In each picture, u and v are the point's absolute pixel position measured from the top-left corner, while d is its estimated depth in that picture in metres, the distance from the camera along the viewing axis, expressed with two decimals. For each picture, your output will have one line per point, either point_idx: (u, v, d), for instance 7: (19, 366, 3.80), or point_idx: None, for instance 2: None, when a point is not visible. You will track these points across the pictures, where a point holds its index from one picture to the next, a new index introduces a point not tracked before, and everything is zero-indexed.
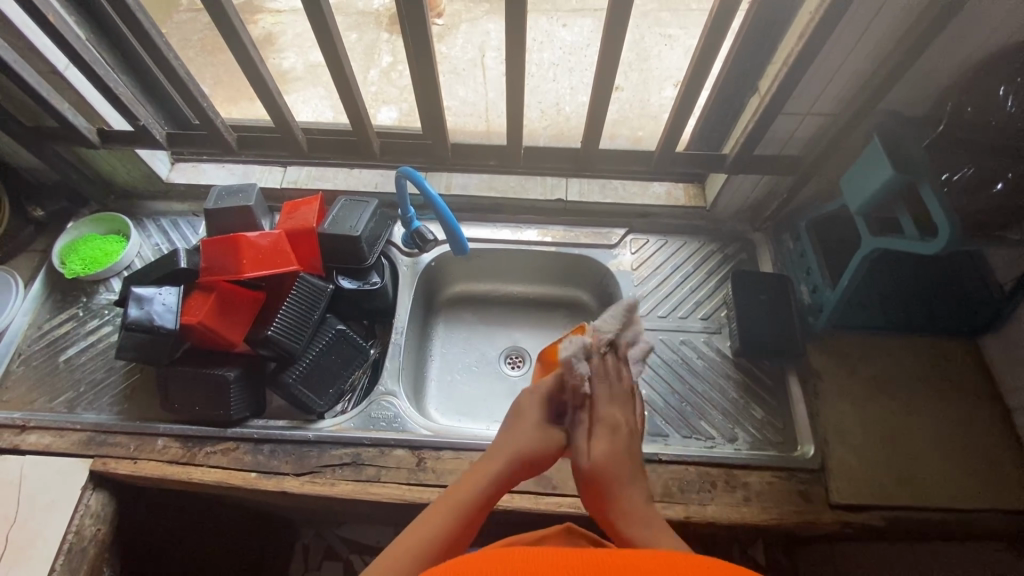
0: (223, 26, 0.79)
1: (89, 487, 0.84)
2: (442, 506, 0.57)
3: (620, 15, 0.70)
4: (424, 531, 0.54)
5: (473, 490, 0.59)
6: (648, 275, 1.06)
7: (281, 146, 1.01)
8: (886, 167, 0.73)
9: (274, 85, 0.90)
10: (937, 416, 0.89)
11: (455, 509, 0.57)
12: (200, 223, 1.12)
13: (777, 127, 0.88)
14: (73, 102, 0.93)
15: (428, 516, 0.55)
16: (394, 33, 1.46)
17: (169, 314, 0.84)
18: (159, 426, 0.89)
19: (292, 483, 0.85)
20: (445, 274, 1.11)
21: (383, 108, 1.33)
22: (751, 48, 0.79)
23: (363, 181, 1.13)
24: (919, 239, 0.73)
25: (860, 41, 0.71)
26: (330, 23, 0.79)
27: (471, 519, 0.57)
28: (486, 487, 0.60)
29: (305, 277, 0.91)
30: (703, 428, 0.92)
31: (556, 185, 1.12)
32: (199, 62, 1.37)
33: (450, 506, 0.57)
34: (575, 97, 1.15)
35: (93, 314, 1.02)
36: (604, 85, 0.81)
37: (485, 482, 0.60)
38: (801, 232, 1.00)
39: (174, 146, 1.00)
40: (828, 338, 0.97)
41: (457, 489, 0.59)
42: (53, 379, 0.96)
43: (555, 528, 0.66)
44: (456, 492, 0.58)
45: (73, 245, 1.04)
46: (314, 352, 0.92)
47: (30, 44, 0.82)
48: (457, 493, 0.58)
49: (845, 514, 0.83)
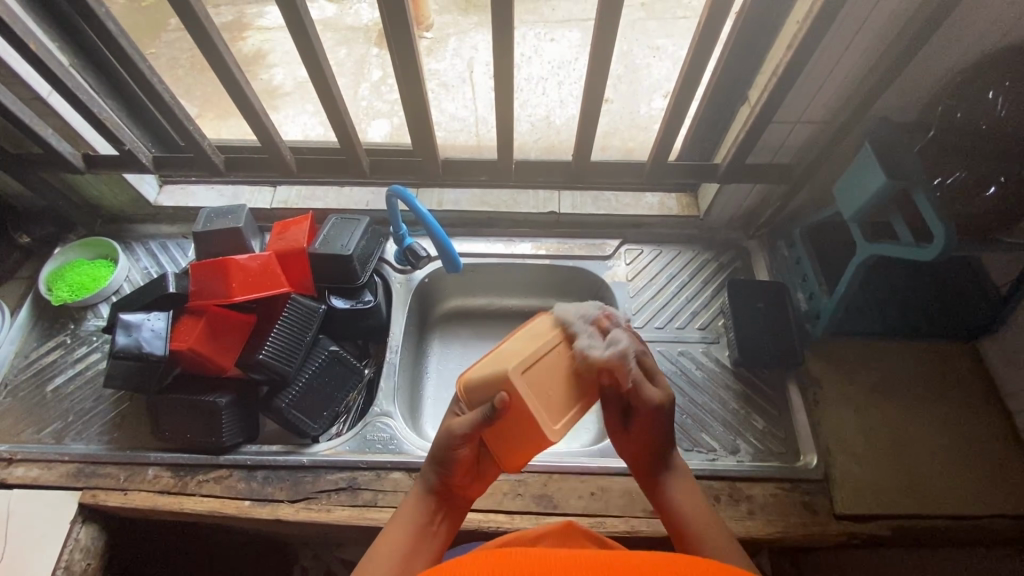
0: (207, 49, 0.79)
1: (77, 520, 0.82)
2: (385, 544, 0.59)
3: (608, 28, 0.70)
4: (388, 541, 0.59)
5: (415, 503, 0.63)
6: (644, 285, 1.05)
7: (270, 167, 1.00)
8: (878, 174, 0.72)
9: (260, 104, 0.89)
10: (939, 422, 0.89)
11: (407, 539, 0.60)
12: (190, 245, 1.10)
13: (768, 136, 0.87)
14: (59, 128, 0.92)
15: (377, 554, 0.58)
16: (381, 48, 1.48)
17: (158, 340, 0.83)
18: (150, 455, 0.88)
19: (287, 510, 0.83)
20: (439, 290, 1.10)
21: (373, 122, 1.33)
22: (739, 57, 0.79)
23: (354, 198, 1.11)
24: (915, 245, 0.72)
25: (848, 50, 0.71)
26: (316, 43, 0.78)
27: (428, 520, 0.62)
28: (424, 508, 0.63)
29: (296, 299, 0.90)
30: (705, 440, 0.90)
31: (549, 198, 1.11)
32: (187, 81, 1.37)
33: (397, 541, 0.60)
34: (565, 110, 1.15)
35: (80, 341, 1.00)
36: (594, 96, 0.80)
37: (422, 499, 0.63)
38: (795, 239, 0.99)
39: (161, 169, 0.99)
40: (828, 345, 0.96)
41: (393, 531, 0.61)
42: (40, 409, 0.94)
43: (556, 523, 0.61)
44: (406, 507, 0.63)
45: (60, 271, 1.03)
46: (307, 374, 0.90)
47: (12, 71, 0.80)
48: (406, 513, 0.62)
49: (851, 525, 0.82)
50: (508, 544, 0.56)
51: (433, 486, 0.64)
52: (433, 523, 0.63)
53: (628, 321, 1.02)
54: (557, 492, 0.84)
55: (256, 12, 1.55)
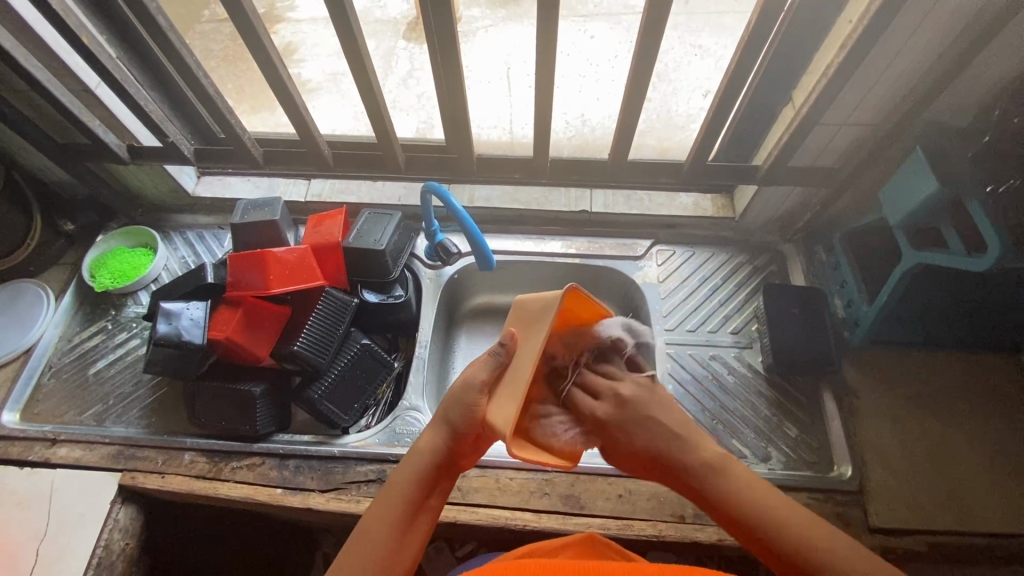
0: (252, 42, 0.80)
1: (117, 500, 0.84)
2: (385, 504, 0.60)
3: (653, 27, 0.69)
4: (385, 505, 0.60)
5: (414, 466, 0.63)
6: (675, 287, 1.04)
7: (307, 160, 1.02)
8: (930, 179, 0.70)
9: (300, 98, 0.90)
10: (982, 436, 0.86)
11: (403, 503, 0.60)
12: (226, 236, 1.12)
13: (812, 139, 0.85)
14: (105, 119, 0.94)
15: (373, 518, 0.59)
16: (410, 41, 1.48)
17: (197, 328, 0.85)
18: (186, 440, 0.90)
19: (318, 500, 0.84)
20: (468, 286, 1.10)
21: (404, 115, 1.33)
22: (785, 58, 0.77)
23: (386, 193, 1.12)
24: (966, 255, 0.70)
25: (901, 52, 0.69)
26: (358, 38, 0.79)
27: (424, 491, 0.62)
28: (423, 473, 0.63)
29: (330, 291, 0.91)
30: (735, 447, 0.89)
31: (580, 197, 1.10)
32: (221, 73, 1.39)
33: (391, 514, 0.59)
34: (597, 108, 1.14)
35: (121, 327, 1.03)
36: (636, 95, 0.79)
37: (432, 461, 0.64)
38: (835, 245, 0.97)
39: (201, 162, 1.01)
40: (866, 353, 0.93)
41: (392, 491, 0.61)
42: (82, 392, 0.97)
43: (579, 534, 0.64)
44: (404, 471, 0.63)
45: (102, 258, 1.05)
46: (339, 366, 0.92)
47: (63, 63, 0.83)
48: (405, 478, 0.62)
49: (886, 539, 0.80)
50: (531, 553, 0.60)
51: (432, 458, 0.64)
52: (427, 495, 0.63)
53: (658, 323, 1.01)
54: (585, 493, 0.84)
55: (287, 4, 1.57)
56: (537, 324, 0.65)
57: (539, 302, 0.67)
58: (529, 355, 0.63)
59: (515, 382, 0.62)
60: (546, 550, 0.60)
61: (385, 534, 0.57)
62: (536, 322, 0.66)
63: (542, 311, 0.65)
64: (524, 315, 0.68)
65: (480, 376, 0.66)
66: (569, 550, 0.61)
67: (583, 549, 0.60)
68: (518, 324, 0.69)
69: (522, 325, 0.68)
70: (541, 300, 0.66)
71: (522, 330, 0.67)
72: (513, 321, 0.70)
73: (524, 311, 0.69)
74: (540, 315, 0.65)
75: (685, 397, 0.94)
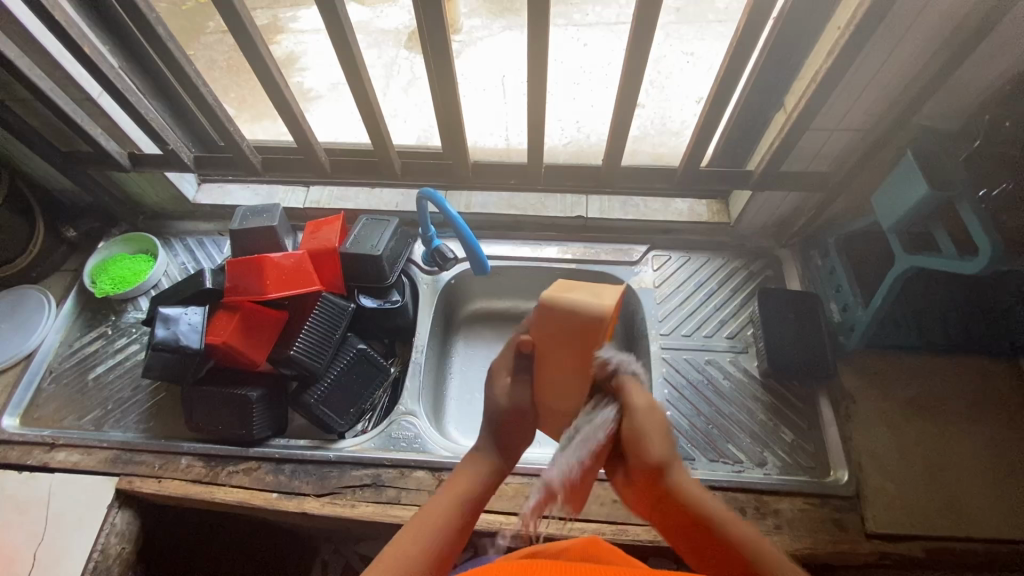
0: (250, 52, 0.81)
1: (115, 504, 0.86)
2: (439, 501, 0.57)
3: (642, 34, 0.70)
4: (441, 506, 0.56)
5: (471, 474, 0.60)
6: (671, 292, 1.04)
7: (306, 167, 1.03)
8: (920, 183, 0.70)
9: (298, 106, 0.91)
10: (981, 442, 0.85)
11: (462, 505, 0.57)
12: (226, 242, 1.14)
13: (804, 144, 0.86)
14: (107, 128, 0.96)
15: (429, 512, 0.55)
16: (411, 51, 1.50)
17: (195, 333, 0.86)
18: (182, 445, 0.90)
19: (313, 504, 0.84)
20: (464, 292, 1.10)
21: (404, 123, 1.34)
22: (776, 64, 0.78)
23: (384, 200, 1.13)
24: (958, 258, 0.70)
25: (890, 57, 0.69)
26: (354, 46, 0.80)
27: (478, 497, 0.59)
28: (476, 474, 0.60)
29: (327, 297, 0.92)
30: (731, 451, 0.89)
31: (576, 203, 1.10)
32: (223, 83, 1.42)
33: (428, 529, 0.54)
34: (593, 115, 1.15)
35: (121, 333, 1.04)
36: (627, 102, 0.80)
37: (479, 479, 0.60)
38: (829, 249, 0.97)
39: (201, 169, 1.03)
40: (862, 358, 0.93)
41: (435, 506, 0.56)
42: (81, 397, 0.98)
43: (579, 540, 0.62)
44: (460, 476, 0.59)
45: (103, 265, 1.07)
46: (335, 371, 0.92)
47: (65, 73, 0.84)
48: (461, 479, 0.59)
49: (883, 544, 0.79)
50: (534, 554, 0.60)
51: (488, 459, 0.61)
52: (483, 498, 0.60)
53: (654, 328, 1.01)
54: None
55: (290, 15, 1.59)
56: (573, 340, 0.59)
57: (569, 320, 0.59)
58: (569, 373, 0.60)
59: (566, 402, 0.61)
60: (547, 553, 0.61)
61: (440, 533, 0.54)
62: (569, 342, 0.59)
63: (576, 330, 0.59)
64: (546, 325, 0.60)
65: (523, 399, 0.63)
66: (571, 552, 0.61)
67: (578, 549, 0.60)
68: (541, 332, 0.60)
69: (549, 337, 0.60)
70: (573, 312, 0.58)
71: (553, 347, 0.60)
72: (535, 325, 0.61)
73: (551, 322, 0.59)
74: (576, 334, 0.59)
75: (681, 401, 0.94)
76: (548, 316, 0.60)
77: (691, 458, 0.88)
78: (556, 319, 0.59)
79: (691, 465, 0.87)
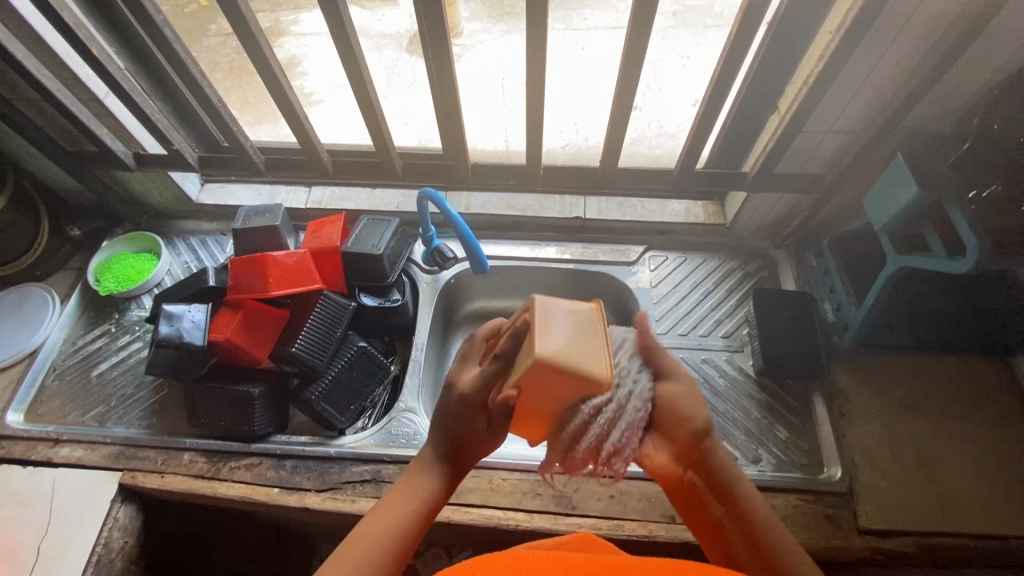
0: (255, 55, 0.83)
1: (117, 499, 0.86)
2: (396, 503, 0.59)
3: (639, 38, 0.71)
4: (397, 507, 0.59)
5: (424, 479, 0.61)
6: (668, 292, 1.06)
7: (308, 168, 1.05)
8: (910, 185, 0.72)
9: (301, 108, 0.93)
10: (972, 440, 0.87)
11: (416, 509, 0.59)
12: (228, 242, 1.15)
13: (798, 146, 0.87)
14: (113, 128, 0.97)
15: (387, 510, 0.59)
16: (411, 54, 1.52)
17: (198, 330, 0.87)
18: (185, 441, 0.92)
19: (313, 499, 0.86)
20: (464, 291, 1.12)
21: (405, 124, 1.36)
22: (769, 68, 0.79)
23: (384, 200, 1.15)
24: (947, 257, 0.71)
25: (880, 61, 0.71)
26: (357, 49, 0.81)
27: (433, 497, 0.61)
28: (433, 476, 0.62)
29: (328, 295, 0.93)
30: (726, 449, 0.90)
31: (574, 204, 1.12)
32: (227, 84, 1.43)
33: (389, 524, 0.57)
34: (591, 118, 1.17)
35: (124, 331, 1.05)
36: (624, 104, 0.82)
37: (434, 482, 0.62)
38: (823, 250, 0.98)
39: (205, 169, 1.04)
40: (855, 357, 0.95)
41: (393, 505, 0.59)
42: (85, 393, 0.99)
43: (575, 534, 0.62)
44: (417, 477, 0.62)
45: (107, 263, 1.08)
46: (336, 369, 0.94)
47: (73, 74, 0.86)
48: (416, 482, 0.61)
49: (875, 540, 0.80)
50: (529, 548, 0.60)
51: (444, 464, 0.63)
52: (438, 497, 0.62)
53: (651, 327, 1.03)
54: (577, 493, 0.85)
55: (292, 19, 1.61)
56: (559, 396, 0.54)
57: (560, 382, 0.52)
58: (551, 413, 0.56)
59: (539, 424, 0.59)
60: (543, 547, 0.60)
61: (396, 531, 0.57)
62: (554, 396, 0.53)
63: (564, 393, 0.53)
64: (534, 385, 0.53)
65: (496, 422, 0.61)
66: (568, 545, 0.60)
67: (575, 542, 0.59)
68: (525, 385, 0.53)
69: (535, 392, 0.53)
70: (567, 377, 0.51)
71: (536, 397, 0.54)
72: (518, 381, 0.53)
73: (535, 381, 0.52)
74: (563, 392, 0.53)
75: None
76: (535, 377, 0.52)
77: None
78: (545, 380, 0.52)
79: None
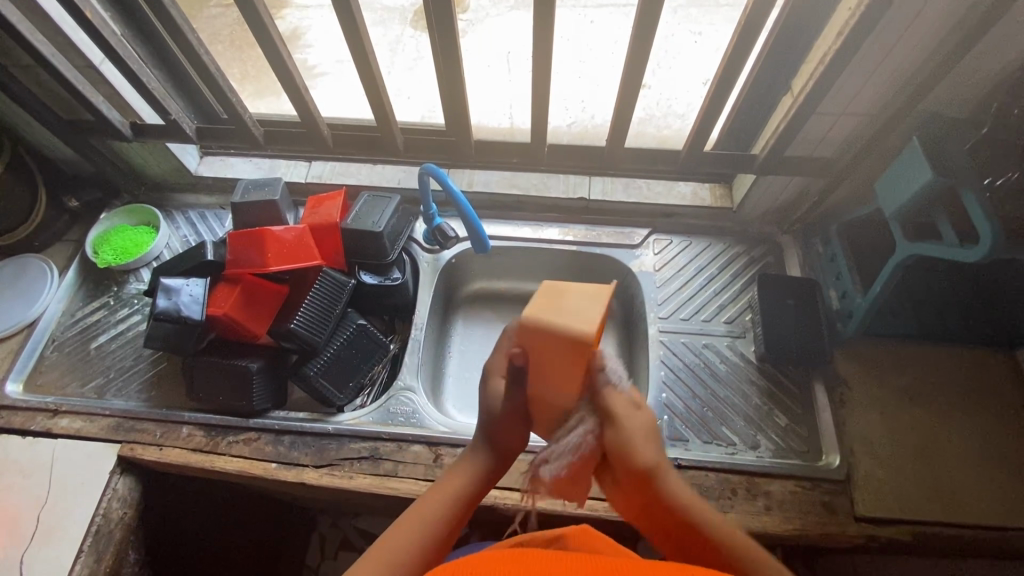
0: (253, 22, 0.80)
1: (116, 471, 0.86)
2: (433, 500, 0.57)
3: (651, 12, 0.69)
4: (430, 505, 0.57)
5: (462, 482, 0.59)
6: (671, 276, 1.04)
7: (308, 141, 1.03)
8: (924, 170, 0.69)
9: (301, 79, 0.90)
10: (972, 431, 0.86)
11: (446, 515, 0.57)
12: (227, 216, 1.14)
13: (809, 129, 0.85)
14: (110, 96, 0.95)
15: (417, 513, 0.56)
16: (416, 29, 1.48)
17: (196, 305, 0.86)
18: (184, 414, 0.92)
19: (311, 475, 0.86)
20: (464, 271, 1.10)
21: (408, 100, 1.33)
22: (785, 45, 0.77)
23: (386, 176, 1.13)
24: (959, 246, 0.70)
25: (900, 40, 0.68)
26: (358, 18, 0.78)
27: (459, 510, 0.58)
28: (465, 486, 0.59)
29: (328, 272, 0.92)
30: (724, 434, 0.89)
31: (579, 184, 1.11)
32: (228, 55, 1.40)
33: (420, 528, 0.55)
34: (598, 97, 1.15)
35: (122, 304, 1.05)
36: (633, 81, 0.79)
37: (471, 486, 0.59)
38: (831, 236, 0.97)
39: (203, 140, 1.02)
40: (858, 345, 0.94)
41: (430, 501, 0.57)
42: (84, 365, 0.99)
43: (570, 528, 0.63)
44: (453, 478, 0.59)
45: (105, 235, 1.07)
46: (334, 346, 0.93)
47: (68, 39, 0.84)
48: (451, 488, 0.59)
49: (870, 527, 0.80)
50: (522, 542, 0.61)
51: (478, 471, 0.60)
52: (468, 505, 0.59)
53: (652, 311, 1.02)
54: None
55: None
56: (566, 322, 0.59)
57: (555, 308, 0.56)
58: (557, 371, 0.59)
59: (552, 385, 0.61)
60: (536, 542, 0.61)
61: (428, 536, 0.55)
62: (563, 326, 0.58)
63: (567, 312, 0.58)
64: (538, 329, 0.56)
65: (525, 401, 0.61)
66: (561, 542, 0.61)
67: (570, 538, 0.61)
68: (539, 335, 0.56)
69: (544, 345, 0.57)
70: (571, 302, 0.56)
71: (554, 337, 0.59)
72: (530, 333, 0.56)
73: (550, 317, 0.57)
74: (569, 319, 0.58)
75: (676, 383, 0.94)
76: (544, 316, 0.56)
77: (685, 440, 0.89)
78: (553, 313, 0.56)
79: (685, 446, 0.88)
